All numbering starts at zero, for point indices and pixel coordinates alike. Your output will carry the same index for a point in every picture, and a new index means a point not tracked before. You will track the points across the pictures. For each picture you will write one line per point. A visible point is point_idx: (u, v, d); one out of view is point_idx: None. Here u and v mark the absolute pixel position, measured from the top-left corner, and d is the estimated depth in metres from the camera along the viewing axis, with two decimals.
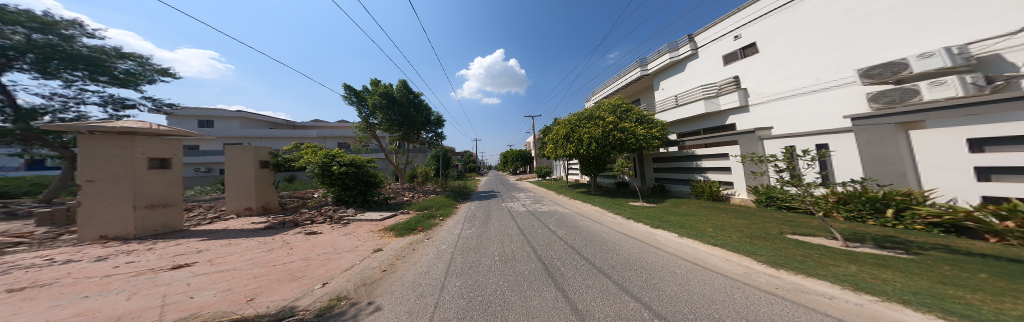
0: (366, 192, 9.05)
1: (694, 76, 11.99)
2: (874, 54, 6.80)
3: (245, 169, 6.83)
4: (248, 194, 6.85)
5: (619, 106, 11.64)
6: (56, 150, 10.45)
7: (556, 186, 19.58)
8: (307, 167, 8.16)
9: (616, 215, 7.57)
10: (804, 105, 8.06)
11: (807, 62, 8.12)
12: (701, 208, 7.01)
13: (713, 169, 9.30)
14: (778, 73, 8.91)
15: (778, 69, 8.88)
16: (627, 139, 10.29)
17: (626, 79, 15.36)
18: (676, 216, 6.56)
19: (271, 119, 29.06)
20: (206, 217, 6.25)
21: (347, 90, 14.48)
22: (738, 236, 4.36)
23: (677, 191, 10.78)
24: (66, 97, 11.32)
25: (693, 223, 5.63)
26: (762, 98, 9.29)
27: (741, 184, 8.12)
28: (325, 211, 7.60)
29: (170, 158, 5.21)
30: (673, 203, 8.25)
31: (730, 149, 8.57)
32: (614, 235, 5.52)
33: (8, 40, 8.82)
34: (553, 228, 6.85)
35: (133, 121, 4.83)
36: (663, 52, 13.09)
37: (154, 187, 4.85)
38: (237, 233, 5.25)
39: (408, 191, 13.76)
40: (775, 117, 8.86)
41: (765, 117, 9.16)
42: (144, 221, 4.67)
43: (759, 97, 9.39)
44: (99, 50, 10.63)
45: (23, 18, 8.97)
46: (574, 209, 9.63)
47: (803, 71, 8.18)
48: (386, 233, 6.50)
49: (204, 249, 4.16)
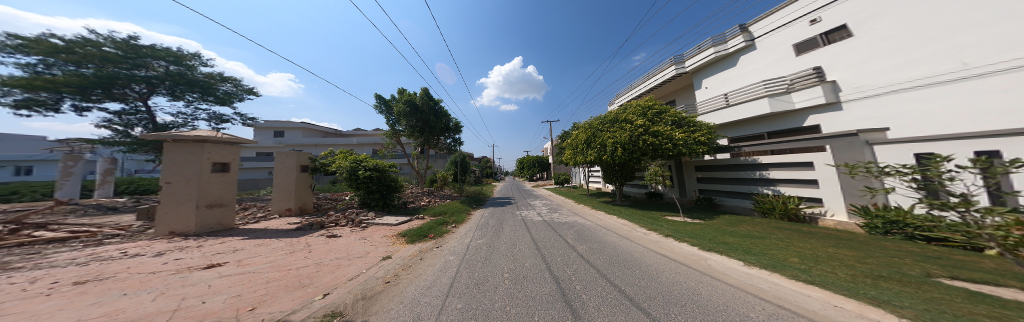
0: (387, 196, 9.42)
1: (752, 71, 9.85)
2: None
3: (289, 173, 7.61)
4: (289, 196, 7.58)
5: (650, 108, 10.19)
6: None
7: (577, 194, 18.19)
8: (338, 172, 8.84)
9: (650, 231, 6.35)
10: (943, 97, 5.66)
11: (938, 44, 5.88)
12: (769, 230, 5.40)
13: (784, 181, 7.32)
14: (887, 59, 6.61)
15: (887, 54, 6.59)
16: (662, 144, 8.87)
17: (658, 78, 13.55)
18: (734, 236, 5.16)
19: (323, 129, 33.62)
20: (256, 215, 7.10)
21: (378, 100, 15.77)
22: (846, 275, 3.03)
23: (731, 206, 8.83)
24: (185, 115, 14.51)
25: (761, 248, 4.26)
26: (863, 93, 6.92)
27: (836, 200, 6.12)
28: (349, 214, 8.02)
29: (230, 162, 5.81)
30: (726, 220, 6.61)
31: (814, 157, 6.57)
32: (650, 256, 4.49)
33: (154, 71, 11.64)
34: (572, 242, 6.02)
35: (203, 132, 5.64)
36: (705, 46, 11.17)
37: (215, 188, 5.47)
38: (272, 233, 5.73)
39: (427, 196, 14.19)
40: (887, 116, 6.47)
41: (870, 116, 6.77)
42: (204, 219, 5.27)
43: (857, 91, 7.03)
44: (209, 76, 13.63)
45: (166, 54, 11.99)
46: (597, 221, 8.49)
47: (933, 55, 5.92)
48: (399, 239, 6.51)
49: (239, 249, 4.52)
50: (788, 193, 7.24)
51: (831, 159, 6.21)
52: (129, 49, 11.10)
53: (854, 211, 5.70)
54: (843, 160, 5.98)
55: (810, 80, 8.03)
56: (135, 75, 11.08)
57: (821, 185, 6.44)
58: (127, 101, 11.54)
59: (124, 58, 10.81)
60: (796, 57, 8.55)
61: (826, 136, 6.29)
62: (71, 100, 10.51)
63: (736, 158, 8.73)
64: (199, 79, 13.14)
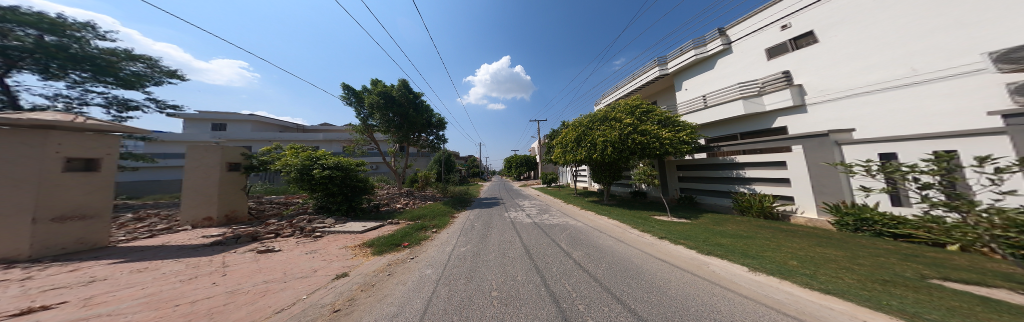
0: (352, 198, 8.04)
1: (729, 74, 10.45)
2: (1017, 30, 5.01)
3: (208, 173, 5.92)
4: (209, 201, 5.92)
5: (637, 107, 10.24)
6: None
7: (563, 193, 18.08)
8: (285, 171, 7.24)
9: (644, 233, 6.11)
10: (901, 101, 6.23)
11: (890, 52, 6.54)
12: (757, 229, 5.41)
13: (760, 180, 7.69)
14: (849, 65, 7.22)
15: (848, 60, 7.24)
16: (649, 143, 8.91)
17: (643, 79, 14.03)
18: (729, 237, 5.04)
19: (281, 123, 29.41)
20: (153, 229, 5.38)
21: (346, 90, 13.91)
22: (857, 280, 2.83)
23: (712, 205, 9.17)
24: (68, 98, 11.17)
25: (756, 250, 4.11)
26: (828, 96, 7.52)
27: (808, 197, 6.48)
28: (297, 222, 6.51)
29: (100, 158, 4.30)
30: (713, 219, 6.67)
31: (787, 157, 6.95)
32: (652, 264, 4.08)
33: (16, 41, 8.63)
34: (566, 248, 5.45)
35: (49, 113, 3.95)
36: (687, 48, 11.73)
37: (70, 194, 3.91)
38: (171, 252, 4.25)
39: (404, 197, 12.79)
40: (846, 118, 7.12)
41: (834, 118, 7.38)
42: (50, 237, 3.71)
43: (822, 94, 7.65)
44: (109, 51, 10.66)
45: (35, 20, 8.99)
46: (589, 223, 8.15)
47: (886, 62, 6.59)
48: (361, 250, 5.33)
49: (98, 279, 3.11)
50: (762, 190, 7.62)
51: (802, 159, 6.57)
52: None
53: (826, 208, 6.04)
54: (816, 160, 6.33)
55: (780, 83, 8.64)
56: None
57: (794, 184, 6.81)
58: None
59: None
60: (768, 61, 9.18)
61: (800, 137, 6.62)
62: None
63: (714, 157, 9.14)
64: (89, 55, 10.02)
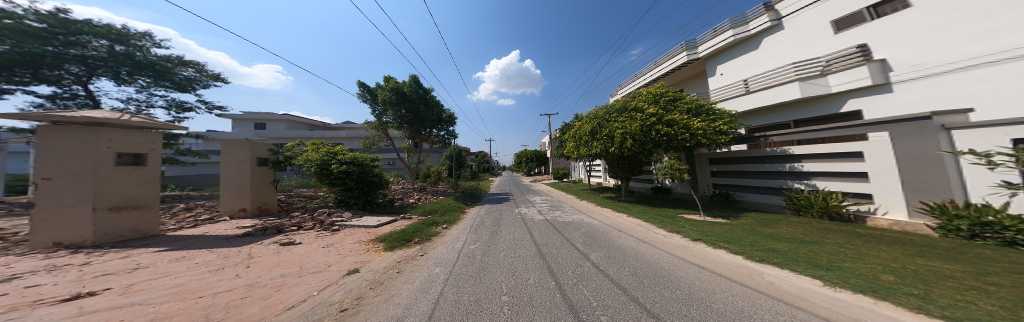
0: (368, 192, 8.33)
1: (780, 53, 8.91)
2: None
3: (241, 167, 6.30)
4: (242, 194, 6.34)
5: (663, 95, 9.14)
6: None
7: (577, 189, 17.35)
8: (306, 166, 7.54)
9: (672, 233, 5.44)
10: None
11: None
12: (820, 233, 4.53)
13: (825, 174, 6.72)
14: (956, 31, 5.55)
15: (956, 24, 5.58)
16: (677, 134, 7.96)
17: (668, 65, 12.70)
18: (783, 241, 4.24)
19: (309, 122, 31.68)
20: (197, 219, 5.90)
21: (361, 87, 14.28)
22: (1001, 306, 2.07)
23: (759, 204, 8.32)
24: (138, 101, 12.77)
25: (829, 258, 3.33)
26: (926, 71, 5.91)
27: (892, 195, 5.49)
28: (317, 216, 6.80)
29: (147, 153, 4.68)
30: (757, 220, 5.77)
31: (865, 147, 5.92)
32: (689, 271, 3.49)
33: (93, 51, 9.98)
34: (583, 249, 5.01)
35: (100, 112, 4.31)
36: (723, 28, 10.31)
37: (122, 186, 4.29)
38: (207, 242, 4.55)
39: (417, 193, 13.04)
40: (948, 100, 5.58)
41: (927, 99, 5.86)
42: (108, 225, 4.11)
43: (917, 69, 6.03)
44: (165, 58, 11.98)
45: (107, 31, 10.32)
46: (606, 220, 7.58)
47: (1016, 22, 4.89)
48: (374, 245, 5.39)
49: (141, 267, 3.34)
50: (824, 186, 6.76)
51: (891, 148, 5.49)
52: (58, 23, 9.32)
53: (921, 208, 5.03)
54: (908, 149, 5.26)
55: (851, 61, 7.08)
56: (65, 54, 9.34)
57: (873, 179, 5.81)
58: (61, 84, 9.77)
59: (52, 34, 9.08)
60: (835, 35, 7.59)
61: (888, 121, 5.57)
62: None
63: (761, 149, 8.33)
64: (150, 61, 11.38)
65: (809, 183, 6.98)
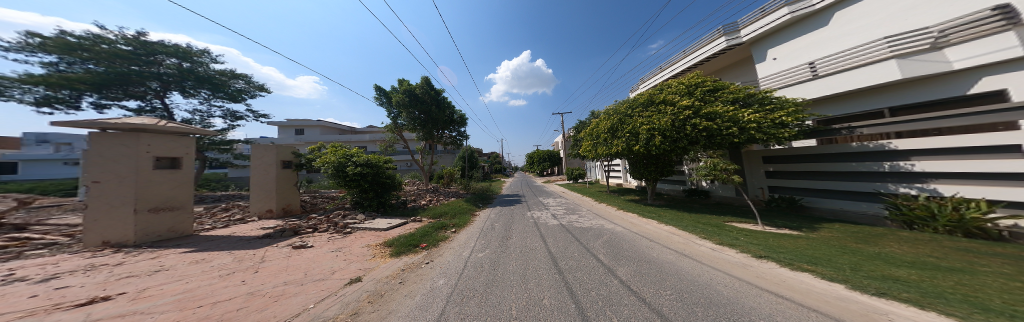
0: (382, 194, 8.43)
1: (860, 28, 6.96)
2: None
3: (267, 170, 6.63)
4: (269, 196, 6.67)
5: (698, 85, 7.83)
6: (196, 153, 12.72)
7: (594, 191, 16.14)
8: (324, 168, 7.75)
9: (721, 247, 4.45)
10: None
11: None
12: (961, 257, 3.33)
13: (953, 177, 5.39)
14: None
15: None
16: (720, 129, 6.70)
17: (701, 54, 11.16)
18: (900, 266, 3.10)
19: (338, 127, 34.39)
20: (231, 219, 6.30)
21: (378, 91, 14.76)
22: None
23: (846, 212, 6.99)
24: (201, 112, 14.64)
25: (1000, 299, 2.23)
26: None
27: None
28: (333, 217, 6.95)
29: (181, 157, 5.01)
30: (847, 234, 4.56)
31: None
32: (752, 298, 2.64)
33: (167, 69, 11.50)
34: (607, 262, 4.22)
35: (141, 119, 4.65)
36: (774, 7, 8.71)
37: (160, 189, 4.60)
38: (229, 243, 4.72)
39: (430, 194, 13.12)
40: None
41: None
42: (146, 226, 4.40)
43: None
44: (221, 73, 13.39)
45: (175, 50, 11.80)
46: (632, 227, 6.65)
47: None
48: (382, 250, 5.22)
49: (162, 269, 3.43)
50: (951, 192, 5.42)
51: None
52: (140, 45, 10.93)
53: None
54: None
55: (986, 28, 5.06)
56: (145, 72, 10.87)
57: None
58: (145, 99, 11.31)
59: (134, 55, 10.65)
60: None
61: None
62: (90, 98, 10.02)
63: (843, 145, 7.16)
64: (209, 75, 12.82)
65: (924, 187, 5.72)
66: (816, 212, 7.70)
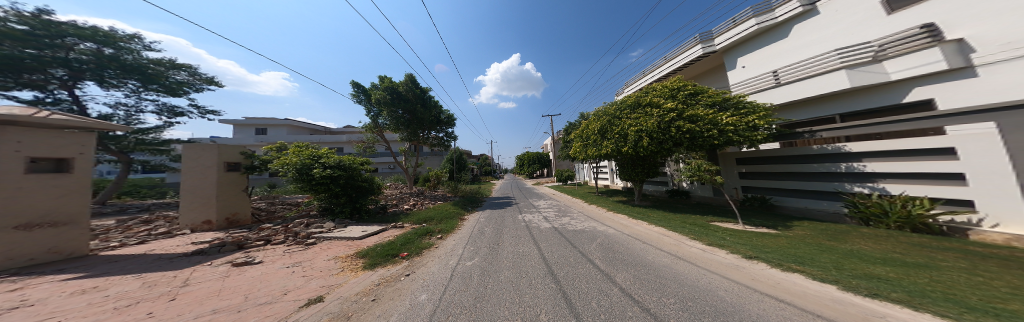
0: (356, 199, 7.64)
1: (817, 41, 7.80)
2: None
3: (205, 173, 5.50)
4: (208, 204, 5.56)
5: (680, 89, 8.16)
6: (117, 154, 10.46)
7: (582, 192, 16.33)
8: (282, 172, 6.74)
9: (712, 247, 4.50)
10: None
11: None
12: (919, 252, 3.56)
13: (897, 176, 6.05)
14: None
15: None
16: (702, 132, 6.98)
17: (680, 60, 11.87)
18: (875, 264, 3.21)
19: (310, 126, 31.56)
20: (152, 234, 5.08)
21: (355, 87, 13.60)
22: None
23: (811, 210, 7.61)
24: (126, 106, 12.25)
25: (976, 295, 2.28)
26: (1018, 51, 4.73)
27: (1008, 202, 4.54)
28: (293, 227, 5.99)
29: (73, 159, 4.16)
30: (818, 231, 4.82)
31: (957, 142, 5.10)
32: (748, 302, 2.54)
33: (80, 54, 9.36)
34: (605, 268, 4.00)
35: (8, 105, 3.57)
36: (743, 18, 9.46)
37: (39, 199, 3.71)
38: (142, 263, 3.73)
39: (414, 198, 12.25)
40: None
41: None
42: (17, 246, 3.47)
43: (1005, 49, 4.85)
44: (155, 62, 11.21)
45: (91, 33, 9.63)
46: (623, 229, 6.58)
47: None
48: (352, 262, 4.52)
49: (19, 305, 2.50)
50: (897, 191, 6.06)
51: (997, 139, 4.60)
52: (41, 25, 8.76)
53: None
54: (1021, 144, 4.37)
55: (915, 44, 5.89)
56: (47, 57, 8.76)
57: (973, 182, 4.97)
58: (47, 89, 9.18)
59: (31, 36, 8.52)
60: (888, 16, 6.46)
61: (998, 108, 4.67)
62: None
63: (805, 147, 7.81)
64: (139, 63, 10.66)
65: (875, 186, 6.35)
66: (784, 210, 8.33)
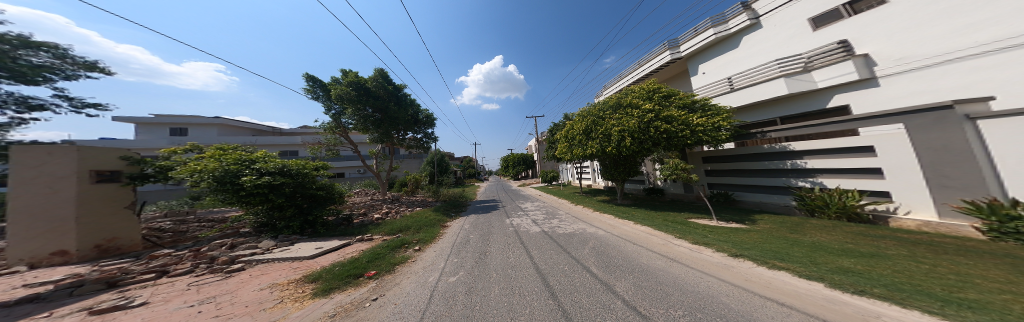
0: (308, 210, 6.29)
1: (763, 51, 8.93)
2: None
3: (53, 187, 3.78)
4: (58, 229, 3.81)
5: (655, 91, 8.57)
6: None
7: (568, 192, 16.53)
8: (187, 180, 5.07)
9: (699, 246, 4.61)
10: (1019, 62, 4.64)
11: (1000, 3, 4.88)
12: (865, 241, 3.92)
13: (832, 171, 7.07)
14: (935, 27, 5.61)
15: (935, 19, 5.62)
16: (677, 132, 7.35)
17: (651, 65, 12.71)
18: (841, 256, 3.40)
19: (254, 127, 26.69)
20: None
21: (310, 81, 11.62)
22: None
23: (766, 203, 8.57)
24: None
25: (938, 285, 2.39)
26: (908, 65, 5.97)
27: (918, 194, 5.53)
28: (208, 251, 4.42)
29: None
30: (780, 224, 5.25)
31: (875, 141, 6.08)
32: (759, 308, 2.41)
33: None
34: (602, 276, 3.73)
35: None
36: (703, 28, 10.42)
37: None
38: None
39: (388, 205, 10.86)
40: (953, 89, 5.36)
41: (919, 91, 5.82)
42: None
43: (899, 63, 6.08)
44: None
45: None
46: (611, 230, 6.53)
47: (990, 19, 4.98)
48: (297, 290, 3.46)
49: None
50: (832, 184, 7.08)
51: (907, 142, 5.59)
52: None
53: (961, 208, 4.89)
54: (927, 142, 5.32)
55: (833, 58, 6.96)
56: None
57: (888, 175, 5.97)
58: None
59: None
60: (814, 32, 7.63)
61: (903, 113, 5.66)
62: None
63: (757, 146, 8.81)
64: None
65: (815, 181, 7.34)
66: (745, 205, 9.26)
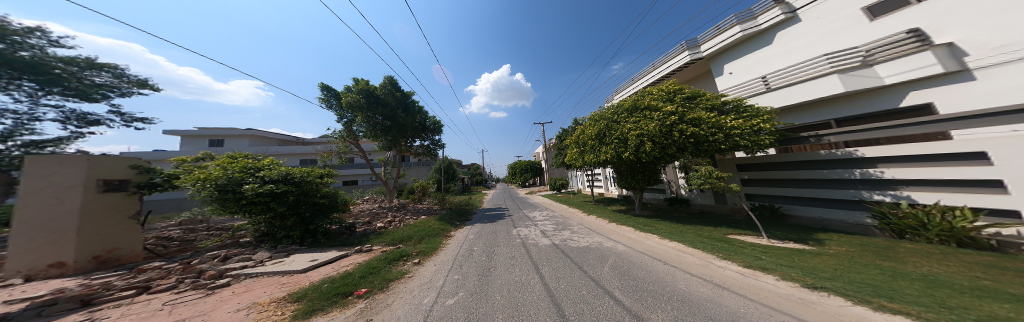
0: (309, 220, 6.08)
1: (803, 46, 7.86)
2: None
3: (59, 196, 3.85)
4: (58, 240, 3.81)
5: (676, 93, 7.77)
6: None
7: (579, 201, 15.56)
8: (189, 188, 5.05)
9: (752, 271, 3.71)
10: None
11: None
12: (1007, 277, 2.87)
13: (923, 183, 5.88)
14: None
15: None
16: (707, 135, 6.47)
17: (668, 66, 11.85)
18: (985, 300, 2.42)
19: (279, 137, 28.46)
20: None
21: (325, 91, 12.02)
22: None
23: (832, 220, 7.36)
24: None
25: None
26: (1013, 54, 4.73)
27: None
28: (199, 263, 4.21)
29: None
30: (861, 248, 4.22)
31: (993, 146, 4.88)
32: None
33: None
34: (630, 305, 2.96)
35: None
36: (728, 25, 9.55)
37: None
38: None
39: (394, 213, 10.64)
40: None
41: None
42: None
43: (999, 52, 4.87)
44: None
45: None
46: (633, 245, 5.68)
47: None
48: (275, 311, 3.02)
49: None
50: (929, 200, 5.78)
51: None
52: None
53: None
54: None
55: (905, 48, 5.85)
56: None
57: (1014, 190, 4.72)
58: None
59: None
60: (870, 22, 6.58)
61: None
62: None
63: (809, 152, 7.86)
64: None
65: (897, 194, 6.20)
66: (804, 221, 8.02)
